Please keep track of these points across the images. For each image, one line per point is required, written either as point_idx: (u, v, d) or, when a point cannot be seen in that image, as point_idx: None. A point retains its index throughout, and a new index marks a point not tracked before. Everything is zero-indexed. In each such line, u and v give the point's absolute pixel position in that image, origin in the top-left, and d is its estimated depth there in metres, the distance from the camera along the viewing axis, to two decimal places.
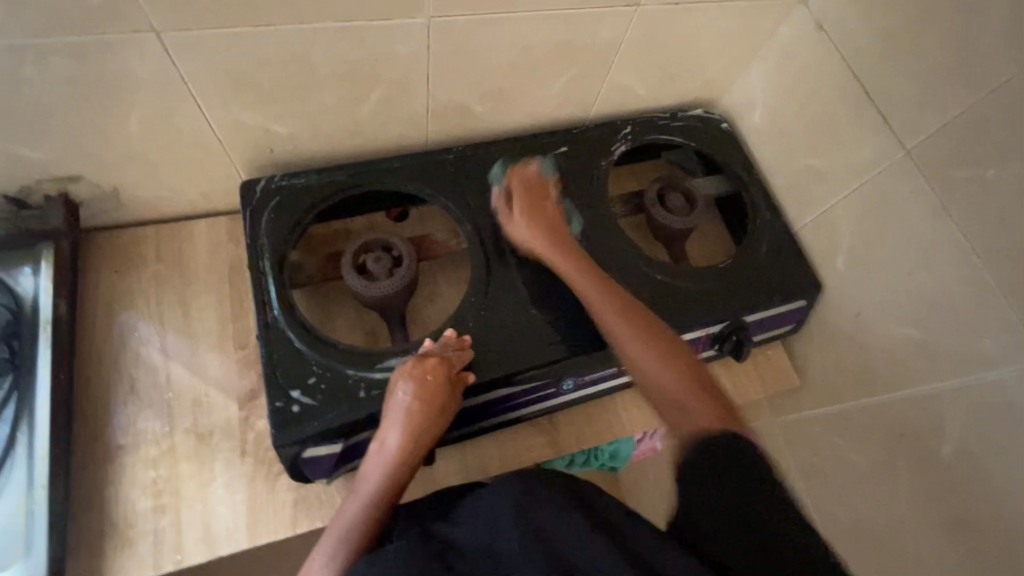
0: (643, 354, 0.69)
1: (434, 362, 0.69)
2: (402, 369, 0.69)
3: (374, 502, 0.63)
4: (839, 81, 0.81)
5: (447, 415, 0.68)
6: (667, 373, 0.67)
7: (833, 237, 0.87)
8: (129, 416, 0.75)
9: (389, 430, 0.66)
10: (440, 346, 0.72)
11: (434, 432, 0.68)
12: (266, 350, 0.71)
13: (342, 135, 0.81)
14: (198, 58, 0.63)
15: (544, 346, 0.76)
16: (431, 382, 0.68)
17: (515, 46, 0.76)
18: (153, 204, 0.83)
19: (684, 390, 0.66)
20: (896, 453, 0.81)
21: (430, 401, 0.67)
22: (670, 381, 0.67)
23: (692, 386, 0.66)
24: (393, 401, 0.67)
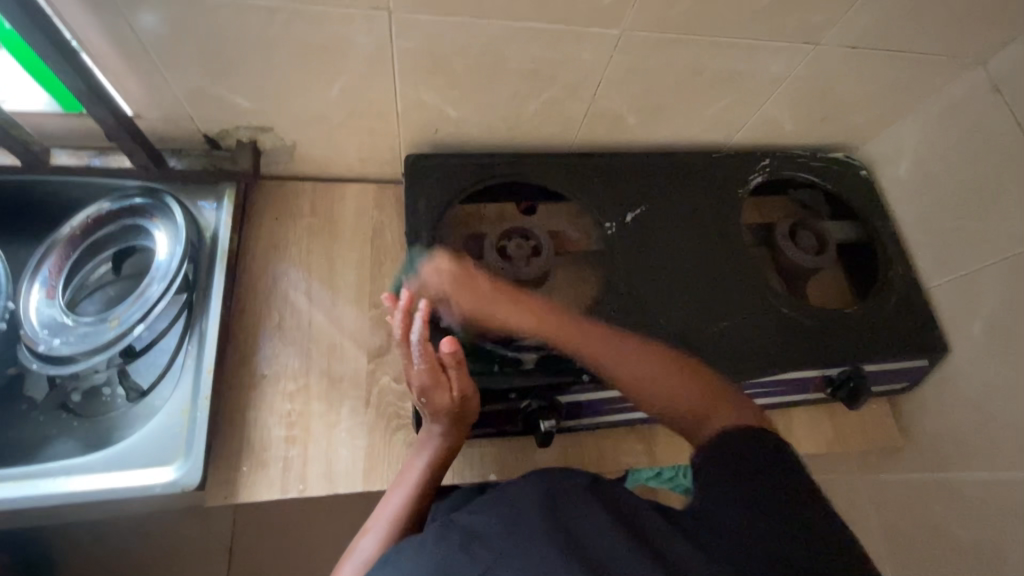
0: (653, 376, 0.68)
1: (418, 370, 0.68)
2: (405, 375, 0.70)
3: (417, 490, 0.69)
4: (1007, 145, 0.80)
5: (461, 405, 0.69)
6: (679, 396, 0.67)
7: (971, 301, 0.84)
8: (273, 349, 0.82)
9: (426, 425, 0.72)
10: (418, 347, 0.67)
11: (457, 422, 0.71)
12: None
13: (504, 127, 0.86)
14: (413, 38, 0.70)
15: None
16: (427, 391, 0.68)
17: (689, 67, 0.79)
18: (319, 163, 0.91)
19: (702, 406, 0.66)
20: (1009, 531, 0.78)
21: (436, 405, 0.69)
22: (681, 391, 0.67)
23: (701, 391, 0.67)
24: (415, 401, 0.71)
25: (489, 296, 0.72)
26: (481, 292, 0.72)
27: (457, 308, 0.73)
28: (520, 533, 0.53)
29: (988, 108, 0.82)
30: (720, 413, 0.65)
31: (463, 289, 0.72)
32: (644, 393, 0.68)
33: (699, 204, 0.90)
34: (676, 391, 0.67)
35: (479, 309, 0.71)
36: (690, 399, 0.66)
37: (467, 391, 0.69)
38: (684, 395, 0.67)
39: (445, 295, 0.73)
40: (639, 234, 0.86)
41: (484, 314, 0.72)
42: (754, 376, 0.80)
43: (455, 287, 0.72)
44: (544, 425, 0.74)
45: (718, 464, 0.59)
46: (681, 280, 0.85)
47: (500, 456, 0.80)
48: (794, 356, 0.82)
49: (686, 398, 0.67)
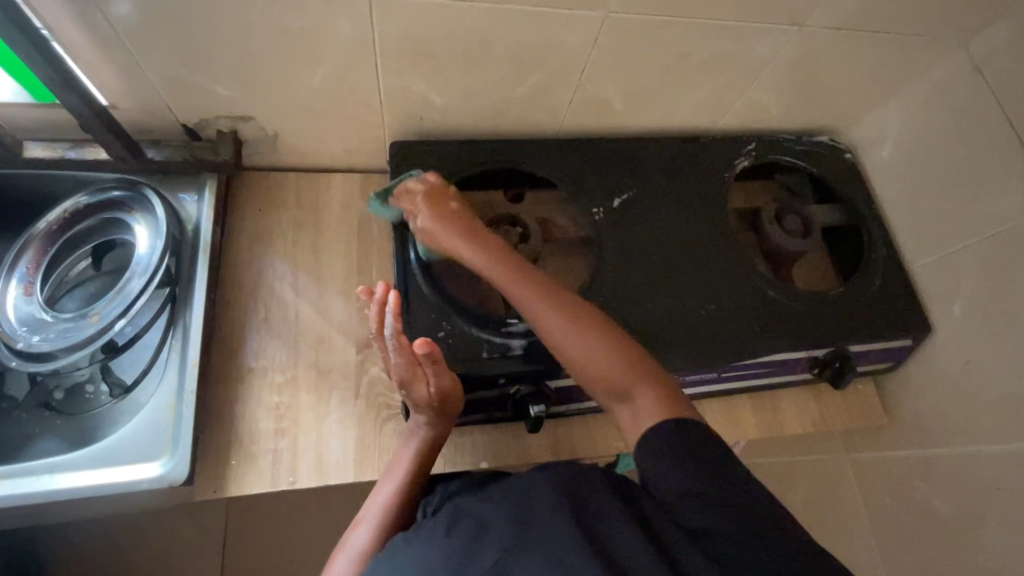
0: (590, 355, 0.64)
1: (396, 365, 0.68)
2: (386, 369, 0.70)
3: (406, 481, 0.70)
4: (988, 125, 0.80)
5: (439, 400, 0.69)
6: (606, 369, 0.63)
7: (953, 281, 0.86)
8: (260, 342, 0.81)
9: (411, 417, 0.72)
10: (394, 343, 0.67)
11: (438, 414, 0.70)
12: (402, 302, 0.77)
13: (490, 113, 0.85)
14: (396, 23, 0.69)
15: (656, 344, 0.79)
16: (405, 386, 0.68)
17: (675, 51, 0.79)
18: (303, 153, 0.89)
19: (625, 380, 0.62)
20: (989, 504, 0.80)
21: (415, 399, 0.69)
22: (603, 363, 0.63)
23: (618, 364, 0.63)
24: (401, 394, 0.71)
25: (449, 230, 0.72)
26: (446, 217, 0.73)
27: (421, 221, 0.73)
28: (531, 528, 0.53)
29: (970, 90, 0.83)
30: (642, 397, 0.61)
31: (434, 209, 0.74)
32: (558, 344, 0.66)
33: (686, 189, 0.91)
34: (592, 347, 0.64)
35: (436, 223, 0.72)
36: (601, 362, 0.63)
37: (445, 387, 0.68)
38: (602, 359, 0.63)
39: (415, 205, 0.75)
40: (627, 219, 0.86)
41: (440, 242, 0.72)
42: (741, 358, 0.81)
43: (426, 201, 0.74)
44: (534, 410, 0.74)
45: (677, 447, 0.56)
46: (669, 265, 0.85)
47: (491, 443, 0.80)
48: (781, 338, 0.83)
49: (599, 361, 0.63)
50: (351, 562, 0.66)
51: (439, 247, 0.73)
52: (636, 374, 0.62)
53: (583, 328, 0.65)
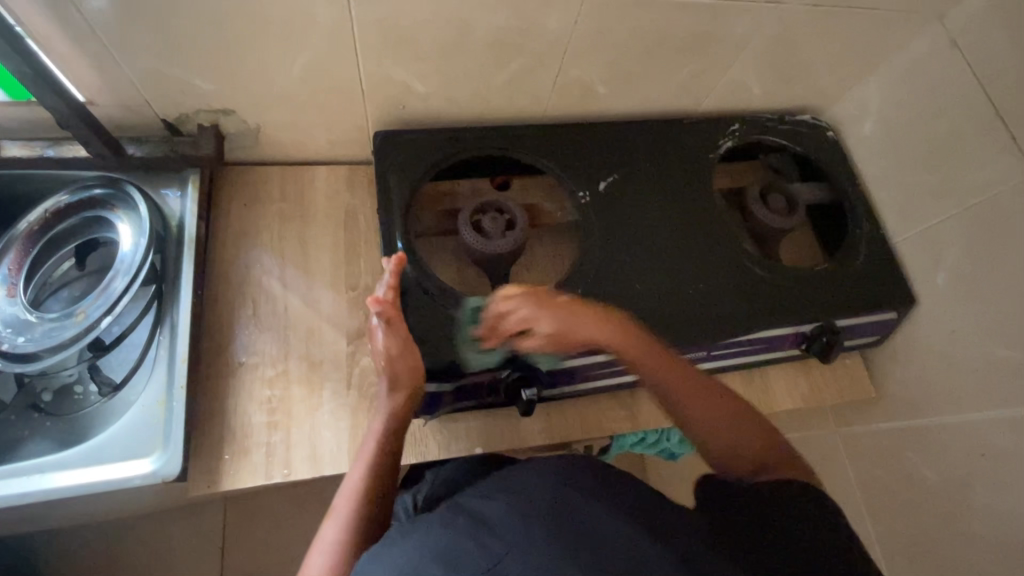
0: (721, 418, 0.68)
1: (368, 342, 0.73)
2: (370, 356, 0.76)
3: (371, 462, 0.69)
4: (965, 99, 0.81)
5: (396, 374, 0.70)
6: (736, 433, 0.68)
7: (936, 254, 0.87)
8: (249, 336, 0.81)
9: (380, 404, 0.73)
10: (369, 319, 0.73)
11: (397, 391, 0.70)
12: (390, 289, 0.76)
13: (473, 101, 0.85)
14: (374, 9, 0.68)
15: (647, 323, 0.80)
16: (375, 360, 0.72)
17: (655, 32, 0.79)
18: (287, 146, 0.89)
19: (756, 438, 0.68)
20: (976, 471, 0.81)
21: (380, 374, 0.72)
22: (735, 429, 0.68)
23: (752, 438, 0.68)
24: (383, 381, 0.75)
25: (586, 325, 0.70)
26: (560, 309, 0.70)
27: (544, 327, 0.70)
28: (531, 522, 0.52)
29: (947, 63, 0.83)
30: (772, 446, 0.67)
31: (540, 305, 0.70)
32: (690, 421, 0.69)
33: (671, 171, 0.91)
34: (717, 419, 0.68)
35: (564, 319, 0.70)
36: (736, 440, 0.67)
37: (399, 356, 0.70)
38: (733, 432, 0.68)
39: (523, 299, 0.70)
40: (614, 202, 0.87)
41: (566, 335, 0.70)
42: (728, 335, 0.82)
43: (538, 303, 0.70)
44: (526, 395, 0.74)
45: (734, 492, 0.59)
46: (656, 246, 0.85)
47: (484, 428, 0.81)
48: (768, 315, 0.84)
49: (739, 441, 0.67)
50: (323, 554, 0.64)
51: (568, 343, 0.71)
52: (760, 441, 0.67)
53: (704, 397, 0.69)
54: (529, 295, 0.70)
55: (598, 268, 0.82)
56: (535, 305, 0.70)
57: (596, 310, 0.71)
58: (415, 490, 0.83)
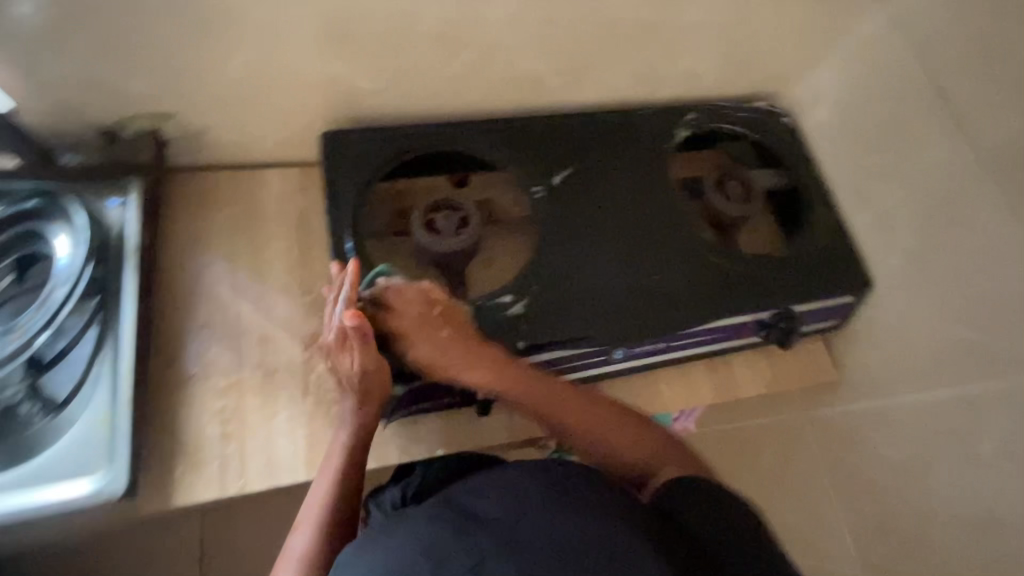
0: (611, 434, 0.72)
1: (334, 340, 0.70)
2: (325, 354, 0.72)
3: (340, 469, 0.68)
4: (912, 81, 0.81)
5: (370, 379, 0.69)
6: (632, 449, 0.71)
7: (889, 236, 0.87)
8: (200, 346, 0.79)
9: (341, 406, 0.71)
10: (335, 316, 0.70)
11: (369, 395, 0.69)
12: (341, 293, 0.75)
13: (421, 96, 0.83)
14: (310, 5, 0.66)
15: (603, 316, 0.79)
16: (342, 360, 0.70)
17: (603, 21, 0.78)
18: (234, 149, 0.86)
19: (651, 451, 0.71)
20: (934, 448, 0.83)
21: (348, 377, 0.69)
22: (628, 444, 0.71)
23: (647, 442, 0.71)
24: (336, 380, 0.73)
25: (464, 350, 0.71)
26: (449, 335, 0.71)
27: (416, 348, 0.71)
28: (525, 525, 0.51)
29: (894, 45, 0.83)
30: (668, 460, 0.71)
31: (427, 330, 0.71)
32: (587, 443, 0.72)
33: (626, 162, 0.90)
34: (609, 431, 0.72)
35: (435, 356, 0.71)
36: (632, 451, 0.71)
37: (381, 360, 0.69)
38: (631, 443, 0.71)
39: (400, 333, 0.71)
40: (569, 196, 0.86)
41: (438, 357, 0.71)
42: (685, 327, 0.82)
43: (422, 328, 0.71)
44: (483, 392, 0.75)
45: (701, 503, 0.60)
46: (612, 239, 0.85)
47: (446, 429, 0.80)
48: (726, 303, 0.84)
49: (638, 454, 0.71)
50: (296, 565, 0.63)
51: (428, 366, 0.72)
52: (660, 446, 0.71)
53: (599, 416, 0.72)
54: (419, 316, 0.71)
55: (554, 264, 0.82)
56: (417, 327, 0.71)
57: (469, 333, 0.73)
58: (404, 484, 0.80)
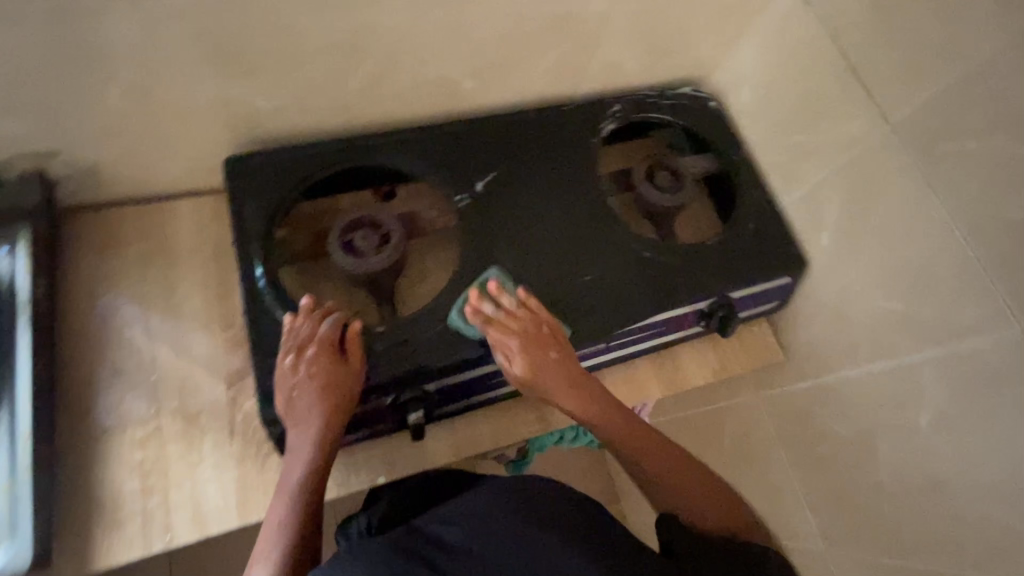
0: (651, 462, 0.72)
1: (316, 351, 0.65)
2: (286, 369, 0.65)
3: (297, 498, 0.62)
4: (825, 57, 0.80)
5: (350, 396, 0.66)
6: (669, 475, 0.71)
7: (818, 213, 0.87)
8: (114, 398, 0.74)
9: (298, 428, 0.64)
10: (324, 327, 0.67)
11: (343, 415, 0.65)
12: (252, 328, 0.70)
13: (328, 111, 0.79)
14: (181, 27, 0.62)
15: None
16: (317, 373, 0.64)
17: (505, 19, 0.74)
18: (134, 183, 0.81)
19: (693, 482, 0.71)
20: (880, 423, 0.82)
21: (323, 392, 0.64)
22: (662, 471, 0.71)
23: (706, 489, 0.71)
24: (287, 400, 0.65)
25: (531, 372, 0.71)
26: (542, 355, 0.72)
27: (518, 367, 0.71)
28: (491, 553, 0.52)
29: (804, 23, 0.81)
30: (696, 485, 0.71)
31: (531, 352, 0.71)
32: (641, 470, 0.72)
33: (551, 162, 0.87)
34: (651, 462, 0.72)
35: (553, 377, 0.72)
36: (704, 507, 0.69)
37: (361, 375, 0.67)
38: (688, 482, 0.71)
39: (516, 355, 0.71)
40: (496, 201, 0.83)
41: (537, 383, 0.72)
42: (621, 326, 0.80)
43: (537, 344, 0.72)
44: (414, 417, 0.72)
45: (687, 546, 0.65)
46: (540, 242, 0.82)
47: (384, 456, 0.77)
48: (662, 297, 0.83)
49: (710, 510, 0.69)
50: None
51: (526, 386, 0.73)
52: (729, 503, 0.70)
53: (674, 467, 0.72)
54: (523, 330, 0.72)
55: (482, 273, 0.78)
56: (524, 346, 0.71)
57: (557, 351, 0.73)
58: (370, 512, 0.75)
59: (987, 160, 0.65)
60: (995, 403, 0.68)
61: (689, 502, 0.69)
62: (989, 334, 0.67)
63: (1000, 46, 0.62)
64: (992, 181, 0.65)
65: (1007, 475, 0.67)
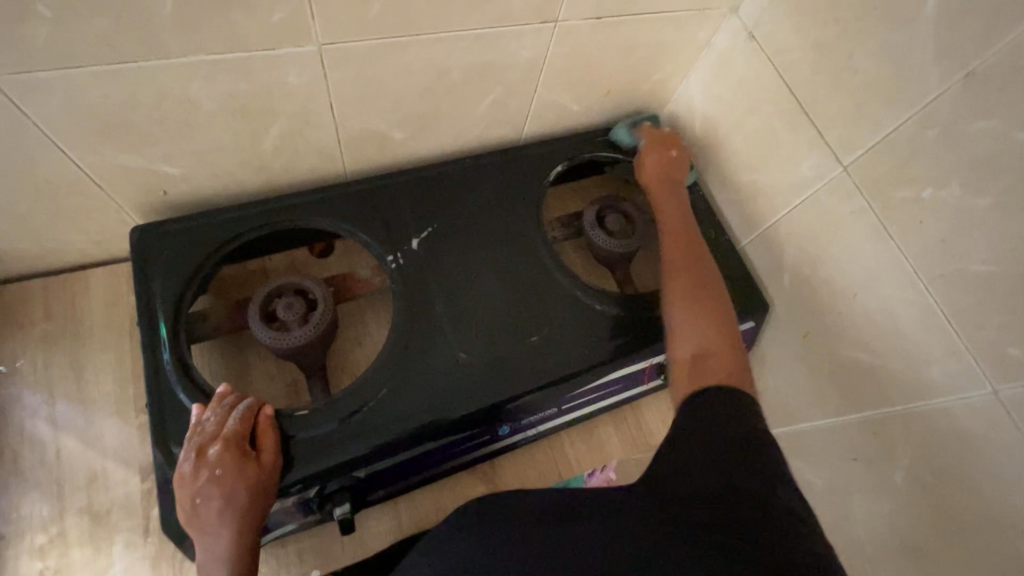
0: (683, 295, 0.65)
1: (221, 449, 0.60)
2: (185, 477, 0.58)
3: None
4: (773, 94, 0.75)
5: (266, 490, 0.60)
6: (698, 322, 0.62)
7: (777, 255, 0.81)
8: (12, 500, 0.67)
9: (207, 539, 0.56)
10: (232, 420, 0.62)
11: (258, 515, 0.58)
12: (158, 421, 0.64)
13: (244, 173, 0.73)
14: (52, 102, 0.56)
15: (481, 392, 0.70)
16: (223, 475, 0.58)
17: (425, 70, 0.69)
18: (37, 258, 0.74)
19: (720, 341, 0.60)
20: (852, 478, 0.76)
21: (231, 495, 0.58)
22: (692, 314, 0.63)
23: (731, 354, 0.59)
24: (190, 509, 0.58)
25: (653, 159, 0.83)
26: (664, 159, 0.83)
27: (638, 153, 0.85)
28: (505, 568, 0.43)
29: (750, 59, 0.77)
30: (714, 345, 0.59)
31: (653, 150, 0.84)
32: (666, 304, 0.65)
33: (494, 211, 0.80)
34: (691, 301, 0.64)
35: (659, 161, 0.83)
36: (711, 342, 0.60)
37: (275, 470, 0.62)
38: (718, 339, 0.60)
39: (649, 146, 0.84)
40: (434, 257, 0.76)
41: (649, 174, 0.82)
42: (571, 392, 0.74)
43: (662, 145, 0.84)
44: (338, 513, 0.68)
45: (718, 413, 0.52)
46: (482, 301, 0.75)
47: (320, 545, 0.72)
48: (617, 352, 0.74)
49: (724, 360, 0.58)
50: None
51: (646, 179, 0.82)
52: (737, 354, 0.59)
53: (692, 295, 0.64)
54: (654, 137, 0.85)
55: (417, 341, 0.72)
56: (656, 154, 0.83)
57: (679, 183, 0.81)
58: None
59: (943, 208, 0.60)
60: (968, 464, 0.63)
61: (711, 353, 0.59)
62: (963, 392, 0.62)
63: (949, 87, 0.57)
64: (951, 228, 0.60)
65: (982, 539, 0.62)
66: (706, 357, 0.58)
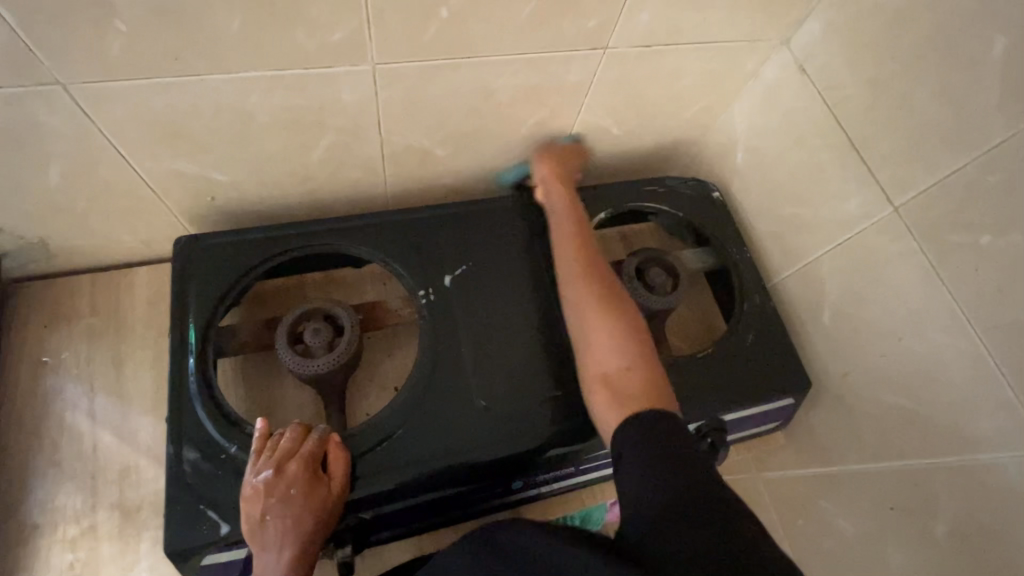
0: (592, 320, 0.65)
1: (298, 468, 0.62)
2: (259, 489, 0.60)
3: None
4: (823, 129, 0.74)
5: (332, 516, 0.62)
6: (616, 347, 0.62)
7: (818, 292, 0.79)
8: (48, 490, 0.69)
9: (265, 554, 0.58)
10: (308, 443, 0.64)
11: (319, 540, 0.60)
12: (176, 437, 0.65)
13: (289, 183, 0.74)
14: (118, 109, 0.58)
15: (500, 438, 0.69)
16: (297, 495, 0.60)
17: (475, 90, 0.69)
18: (87, 254, 0.77)
19: (638, 361, 0.61)
20: (886, 528, 0.73)
21: (302, 514, 0.60)
22: (605, 340, 0.63)
23: (648, 378, 0.59)
24: (257, 523, 0.59)
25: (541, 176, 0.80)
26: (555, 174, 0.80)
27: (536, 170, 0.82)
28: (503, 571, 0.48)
29: (798, 91, 0.76)
30: (630, 370, 0.60)
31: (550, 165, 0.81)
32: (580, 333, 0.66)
33: (529, 248, 0.80)
34: (608, 325, 0.64)
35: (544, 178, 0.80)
36: (631, 363, 0.61)
37: (341, 498, 0.64)
38: (630, 364, 0.61)
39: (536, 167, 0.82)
40: (463, 292, 0.76)
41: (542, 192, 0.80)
42: (586, 453, 0.73)
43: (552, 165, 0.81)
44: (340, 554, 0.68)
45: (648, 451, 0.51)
46: (508, 339, 0.75)
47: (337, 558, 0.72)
48: None
49: (643, 383, 0.59)
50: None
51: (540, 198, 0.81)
52: (654, 370, 0.60)
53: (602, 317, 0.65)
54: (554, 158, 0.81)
55: (440, 379, 0.72)
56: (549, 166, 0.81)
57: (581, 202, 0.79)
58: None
59: (1002, 256, 0.58)
60: (1015, 523, 0.60)
61: (628, 378, 0.60)
62: (1013, 449, 0.60)
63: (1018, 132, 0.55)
64: (1008, 277, 0.58)
65: None
66: (624, 381, 0.60)
